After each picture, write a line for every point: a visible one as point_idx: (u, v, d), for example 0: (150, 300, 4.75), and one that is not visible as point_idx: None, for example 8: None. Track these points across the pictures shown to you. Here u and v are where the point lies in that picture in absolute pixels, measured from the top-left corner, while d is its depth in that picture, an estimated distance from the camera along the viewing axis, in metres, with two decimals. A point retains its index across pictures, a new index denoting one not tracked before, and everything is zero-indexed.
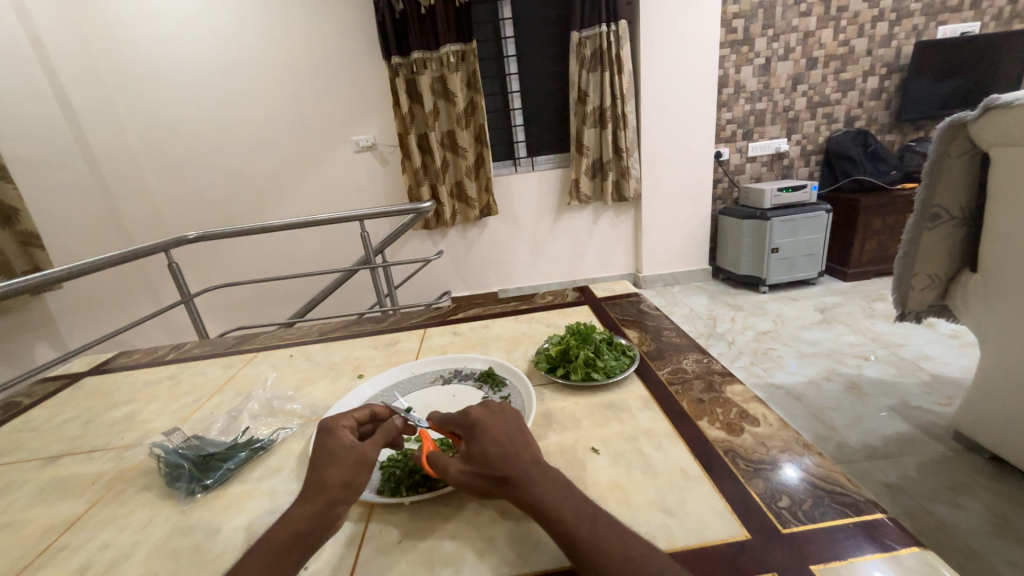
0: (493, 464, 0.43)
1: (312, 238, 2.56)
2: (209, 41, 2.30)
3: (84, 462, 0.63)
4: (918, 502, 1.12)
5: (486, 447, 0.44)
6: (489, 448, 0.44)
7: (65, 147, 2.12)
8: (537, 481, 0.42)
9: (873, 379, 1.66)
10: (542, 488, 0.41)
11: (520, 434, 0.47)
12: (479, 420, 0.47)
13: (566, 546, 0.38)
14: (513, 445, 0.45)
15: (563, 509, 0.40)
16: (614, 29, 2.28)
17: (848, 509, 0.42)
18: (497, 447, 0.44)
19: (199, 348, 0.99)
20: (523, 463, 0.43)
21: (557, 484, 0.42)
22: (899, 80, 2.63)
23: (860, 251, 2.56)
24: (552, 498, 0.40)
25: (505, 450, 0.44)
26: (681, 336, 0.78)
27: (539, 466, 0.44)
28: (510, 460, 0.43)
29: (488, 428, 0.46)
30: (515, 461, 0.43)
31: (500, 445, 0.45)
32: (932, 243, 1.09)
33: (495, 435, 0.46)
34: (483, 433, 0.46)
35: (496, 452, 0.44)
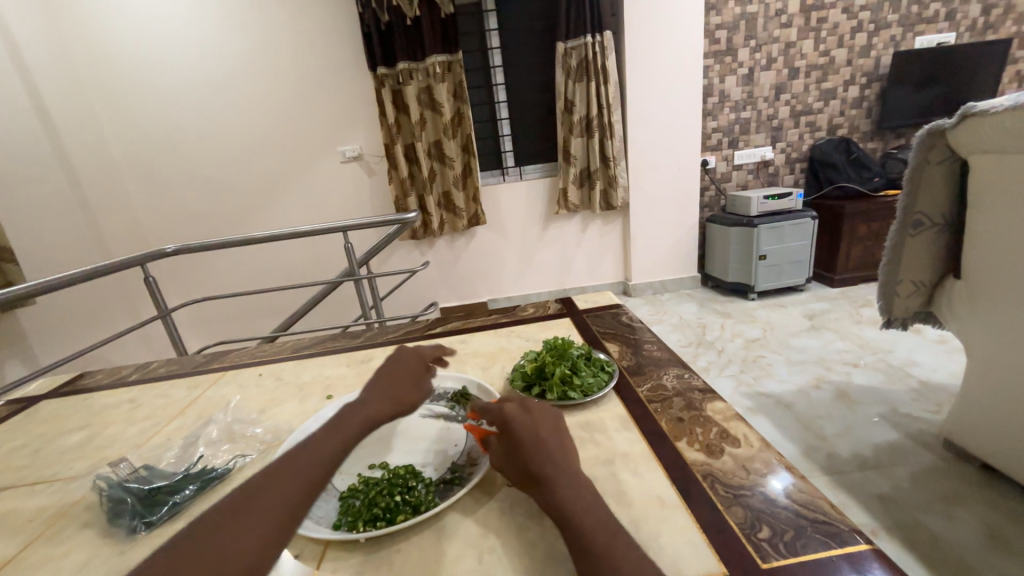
0: (522, 459, 0.44)
1: (297, 250, 2.51)
2: (191, 52, 2.27)
3: (26, 497, 0.58)
4: (911, 514, 1.10)
5: (517, 440, 0.46)
6: (518, 441, 0.46)
7: (43, 159, 2.07)
8: (561, 483, 0.42)
9: (862, 386, 1.65)
10: (566, 490, 0.41)
11: (554, 434, 0.47)
12: (510, 413, 0.48)
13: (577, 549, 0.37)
14: (542, 444, 0.45)
15: (583, 518, 0.39)
16: (599, 40, 2.29)
17: (831, 539, 0.39)
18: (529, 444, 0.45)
19: (166, 367, 0.95)
20: (548, 463, 0.43)
21: (581, 490, 0.41)
22: (879, 89, 2.67)
23: (847, 257, 2.58)
24: (569, 496, 0.40)
25: (535, 446, 0.45)
26: (662, 350, 0.75)
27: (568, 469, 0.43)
28: (534, 460, 0.44)
29: (521, 419, 0.48)
30: (542, 460, 0.43)
31: (532, 440, 0.45)
32: (916, 249, 1.08)
33: (529, 431, 0.46)
34: (517, 425, 0.47)
35: (525, 445, 0.45)
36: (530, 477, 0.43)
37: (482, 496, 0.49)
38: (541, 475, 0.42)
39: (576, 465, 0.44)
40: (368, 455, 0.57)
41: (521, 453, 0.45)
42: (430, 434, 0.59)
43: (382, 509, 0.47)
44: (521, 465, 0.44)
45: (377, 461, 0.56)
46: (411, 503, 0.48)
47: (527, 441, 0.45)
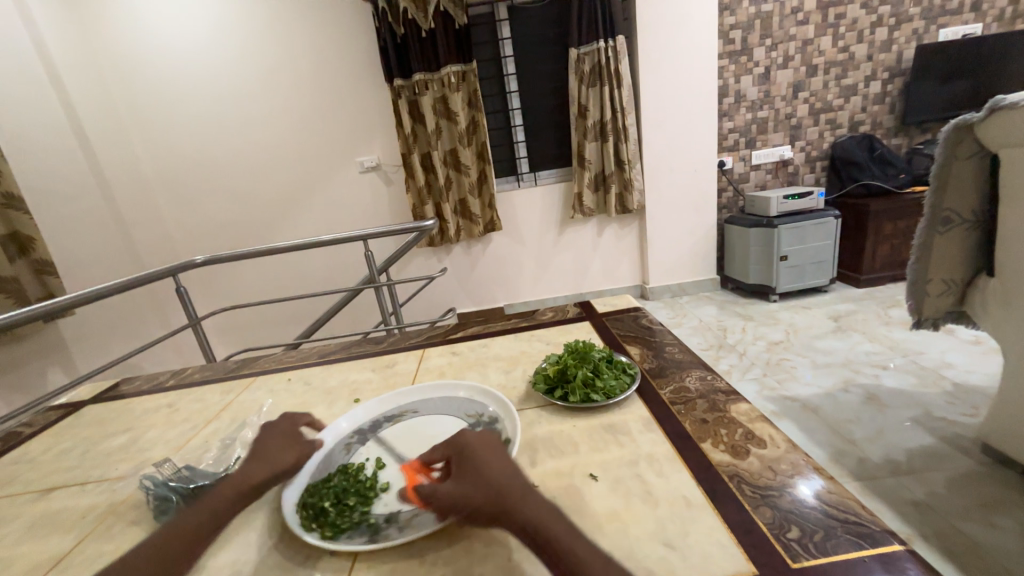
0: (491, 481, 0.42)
1: (318, 259, 2.58)
2: (217, 70, 2.37)
3: (76, 495, 0.62)
4: (947, 520, 1.07)
5: (476, 470, 0.44)
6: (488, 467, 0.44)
7: (80, 176, 2.18)
8: (530, 504, 0.40)
9: (892, 389, 1.61)
10: (536, 510, 0.40)
11: (508, 462, 0.45)
12: (469, 443, 0.47)
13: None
14: (502, 472, 0.43)
15: (574, 545, 0.37)
16: (612, 44, 2.30)
17: (863, 540, 0.39)
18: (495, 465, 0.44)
19: (200, 373, 0.99)
20: (511, 489, 0.41)
21: (555, 513, 0.40)
22: (902, 84, 2.61)
23: (872, 256, 2.51)
24: (537, 515, 0.39)
25: (497, 474, 0.43)
26: (684, 353, 0.75)
27: (528, 493, 0.41)
28: (498, 486, 0.41)
29: (478, 449, 0.46)
30: (507, 485, 0.42)
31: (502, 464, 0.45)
32: (946, 247, 1.05)
33: (488, 460, 0.45)
34: (475, 457, 0.45)
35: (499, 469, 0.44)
36: (496, 503, 0.40)
37: None
38: (507, 501, 0.40)
39: (537, 492, 0.42)
40: (400, 449, 0.59)
41: (481, 481, 0.42)
42: None
43: (335, 516, 0.49)
44: (488, 485, 0.42)
45: (398, 460, 0.57)
46: (360, 525, 0.48)
47: (487, 468, 0.44)
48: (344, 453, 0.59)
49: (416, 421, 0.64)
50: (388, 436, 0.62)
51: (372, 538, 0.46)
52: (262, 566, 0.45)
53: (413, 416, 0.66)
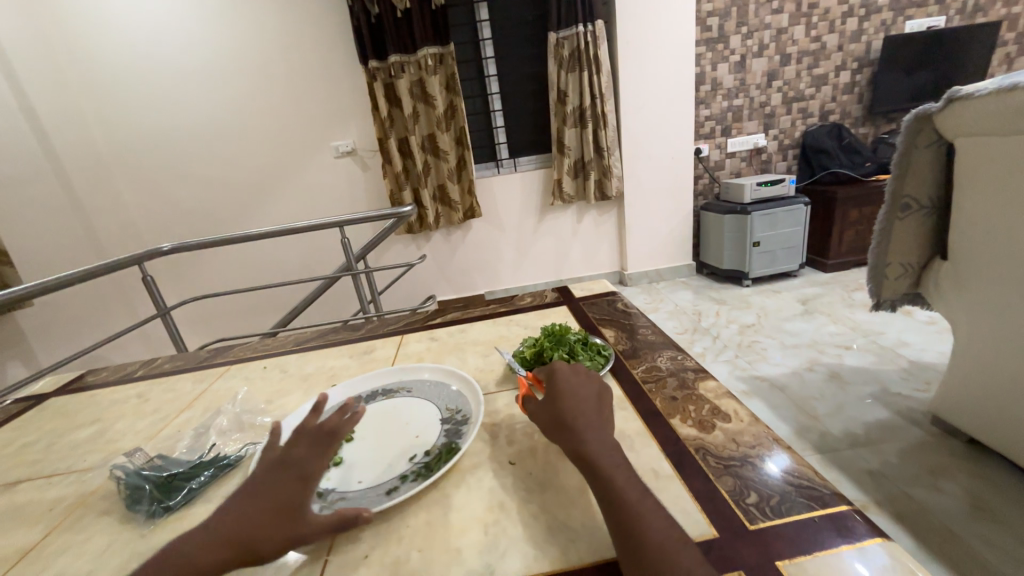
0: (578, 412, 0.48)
1: (293, 246, 2.52)
2: (180, 47, 2.25)
3: (43, 488, 0.60)
4: (899, 487, 1.14)
5: (560, 393, 0.50)
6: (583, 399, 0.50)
7: (33, 160, 2.06)
8: (591, 435, 0.45)
9: (853, 368, 1.69)
10: (593, 441, 0.44)
11: (594, 393, 0.51)
12: (560, 370, 0.53)
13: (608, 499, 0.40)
14: (582, 400, 0.49)
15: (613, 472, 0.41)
16: (591, 29, 2.28)
17: (815, 502, 0.42)
18: (583, 398, 0.50)
19: (171, 363, 0.97)
20: (582, 416, 0.47)
21: (608, 445, 0.44)
22: (870, 74, 2.69)
23: (839, 242, 2.61)
24: (590, 444, 0.44)
25: (574, 400, 0.49)
26: (657, 334, 0.78)
27: (594, 425, 0.46)
28: (569, 412, 0.48)
29: (569, 377, 0.53)
30: (578, 413, 0.47)
31: (594, 399, 0.50)
32: (904, 232, 1.10)
33: (573, 388, 0.51)
34: (562, 381, 0.52)
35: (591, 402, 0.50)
36: (562, 423, 0.47)
37: (485, 474, 0.51)
38: (572, 424, 0.46)
39: (606, 423, 0.47)
40: (375, 427, 0.60)
41: (559, 402, 0.49)
42: (398, 451, 0.55)
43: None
44: (560, 415, 0.48)
45: (367, 436, 0.58)
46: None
47: (568, 394, 0.50)
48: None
49: (407, 403, 0.64)
50: (375, 408, 0.64)
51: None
52: None
53: (404, 394, 0.66)
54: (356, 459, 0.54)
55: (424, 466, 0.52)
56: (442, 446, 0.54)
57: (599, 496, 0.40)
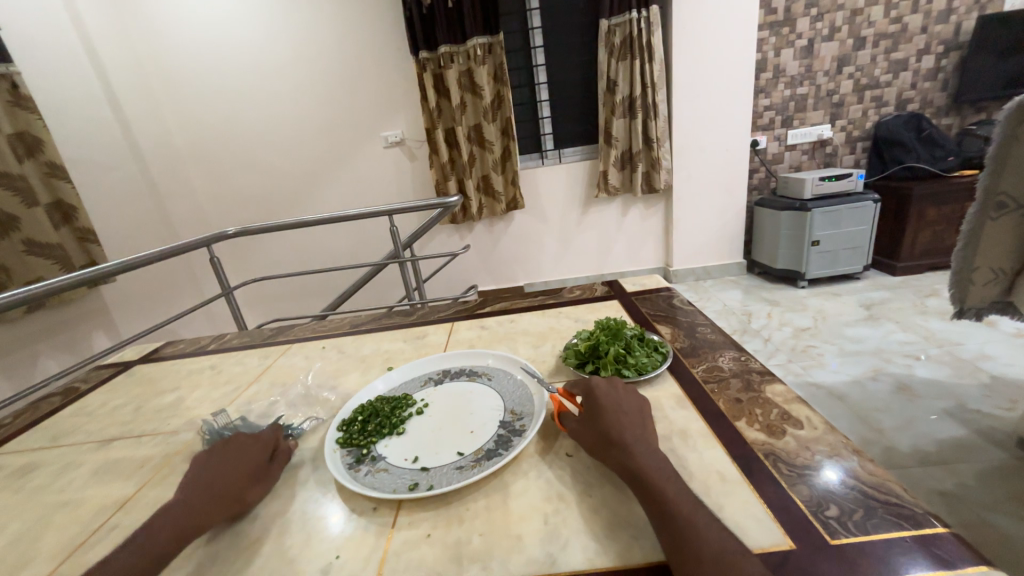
0: (622, 422, 0.49)
1: (343, 233, 2.62)
2: (245, 42, 2.37)
3: (134, 447, 0.66)
4: (977, 513, 1.05)
5: (602, 410, 0.50)
6: (625, 409, 0.51)
7: (117, 148, 2.24)
8: (639, 450, 0.44)
9: (925, 380, 1.56)
10: (643, 456, 0.44)
11: (634, 409, 0.51)
12: (597, 386, 0.54)
13: (661, 513, 0.38)
14: (624, 415, 0.49)
15: (665, 486, 0.40)
16: (645, 15, 2.20)
17: (904, 522, 0.39)
18: (625, 412, 0.50)
19: (238, 339, 1.03)
20: (627, 430, 0.47)
21: (659, 460, 0.43)
22: (958, 59, 2.43)
23: (912, 243, 2.40)
24: (641, 459, 0.43)
25: (616, 417, 0.49)
26: (716, 333, 0.74)
27: (642, 440, 0.46)
28: (613, 427, 0.48)
29: (606, 393, 0.53)
30: (622, 428, 0.47)
31: (637, 411, 0.51)
32: (998, 235, 0.97)
33: (613, 404, 0.51)
34: (599, 397, 0.52)
35: (633, 413, 0.51)
36: (608, 440, 0.46)
37: (543, 464, 0.51)
38: (619, 438, 0.46)
39: (650, 436, 0.47)
40: (444, 410, 0.61)
41: (602, 419, 0.49)
42: (449, 439, 0.55)
43: (355, 432, 0.58)
44: (603, 429, 0.48)
45: (434, 416, 0.60)
46: (360, 445, 0.56)
47: (610, 410, 0.50)
48: (418, 385, 0.69)
49: (480, 391, 0.65)
50: (454, 388, 0.66)
51: (352, 460, 0.54)
52: (308, 516, 0.47)
53: (481, 382, 0.67)
54: (415, 436, 0.57)
55: (466, 463, 0.51)
56: (490, 448, 0.52)
57: (651, 509, 0.39)
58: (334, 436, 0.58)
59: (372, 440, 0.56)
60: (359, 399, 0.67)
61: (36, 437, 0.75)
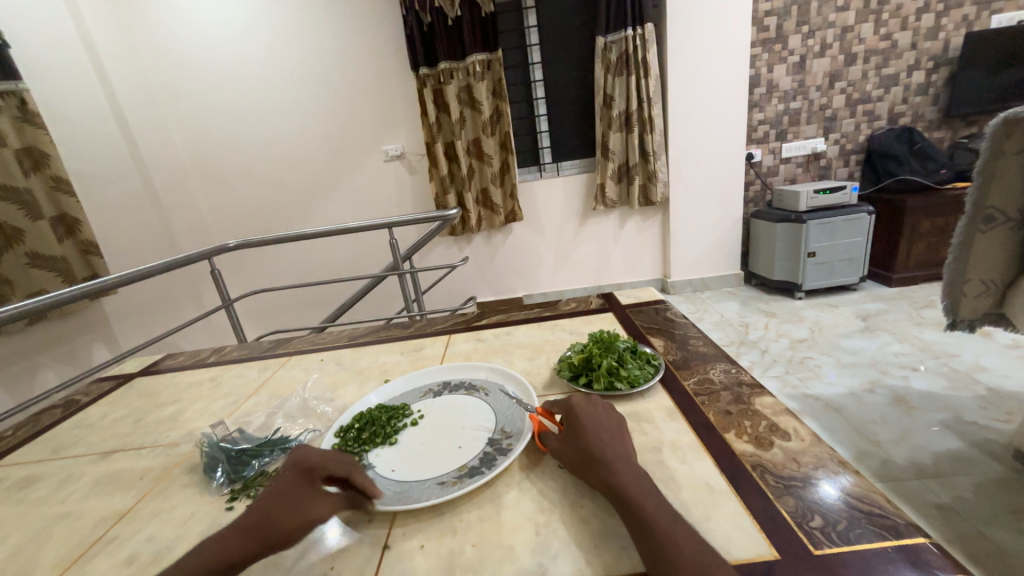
0: (598, 439, 0.49)
1: (342, 245, 2.64)
2: (250, 58, 2.42)
3: (134, 458, 0.67)
4: (974, 526, 1.05)
5: (582, 428, 0.51)
6: (601, 426, 0.51)
7: (123, 162, 2.28)
8: (618, 466, 0.45)
9: (921, 391, 1.57)
10: (623, 473, 0.45)
11: (613, 426, 0.52)
12: (577, 404, 0.55)
13: (639, 528, 0.39)
14: (603, 433, 0.50)
15: (644, 501, 0.41)
16: (640, 33, 2.26)
17: (887, 532, 0.40)
18: (602, 429, 0.51)
19: (238, 351, 1.04)
20: (607, 447, 0.48)
21: (640, 476, 0.44)
22: (948, 74, 2.48)
23: (907, 255, 2.42)
24: (621, 475, 0.44)
25: (597, 434, 0.50)
26: (708, 346, 0.76)
27: (623, 457, 0.47)
28: (594, 444, 0.48)
29: (588, 410, 0.54)
30: (603, 445, 0.48)
31: (613, 428, 0.52)
32: (989, 247, 0.98)
33: (593, 422, 0.52)
34: (580, 415, 0.53)
35: (609, 430, 0.51)
36: (590, 457, 0.47)
37: (536, 476, 0.52)
38: (599, 456, 0.47)
39: (629, 451, 0.48)
40: (438, 423, 0.62)
41: (582, 436, 0.50)
42: (436, 454, 0.56)
43: (350, 439, 0.60)
44: (583, 447, 0.49)
45: (428, 429, 0.61)
46: (353, 452, 0.58)
47: (591, 428, 0.51)
48: (417, 396, 0.70)
49: (475, 405, 0.65)
50: (450, 401, 0.67)
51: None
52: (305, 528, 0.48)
53: (475, 397, 0.68)
54: (406, 447, 0.58)
55: (449, 479, 0.51)
56: (473, 466, 0.53)
57: (630, 524, 0.40)
58: (331, 442, 0.60)
59: (365, 449, 0.58)
60: (356, 409, 0.68)
61: (36, 450, 0.76)
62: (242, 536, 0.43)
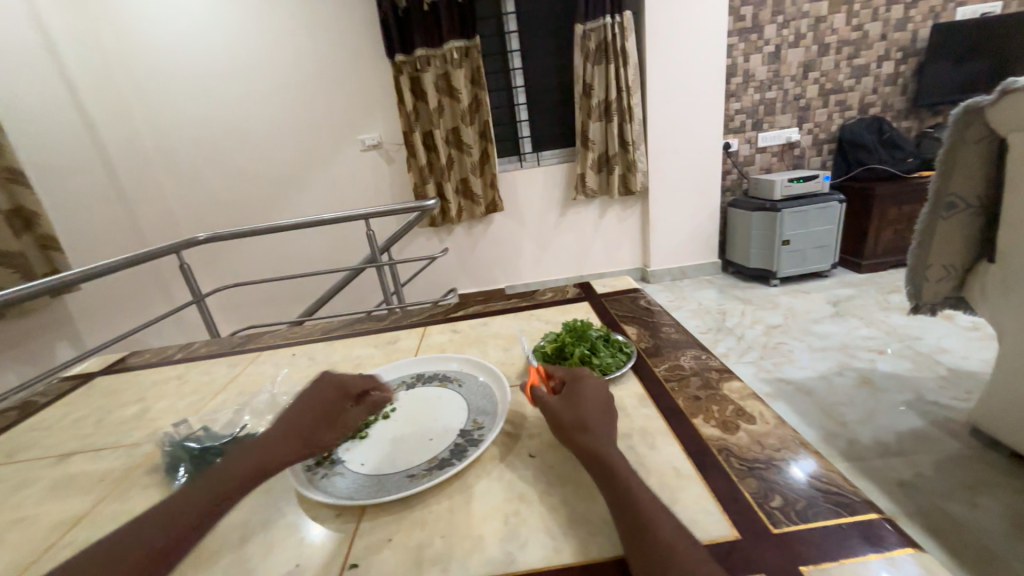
0: (593, 411, 0.49)
1: (319, 237, 2.58)
2: (217, 42, 2.32)
3: (93, 460, 0.64)
4: (934, 501, 1.10)
5: (581, 399, 0.51)
6: (598, 399, 0.51)
7: (83, 152, 2.16)
8: (606, 443, 0.45)
9: (886, 373, 1.63)
10: (612, 450, 0.44)
11: (608, 405, 0.52)
12: (583, 377, 0.55)
13: (621, 502, 0.39)
14: (599, 408, 0.50)
15: (629, 479, 0.41)
16: (619, 21, 2.24)
17: (842, 509, 0.41)
18: (599, 404, 0.51)
19: (206, 347, 1.01)
20: (600, 422, 0.48)
21: (624, 455, 0.44)
22: (915, 65, 2.55)
23: (875, 242, 2.50)
24: (610, 451, 0.44)
25: (594, 408, 0.50)
26: (680, 332, 0.77)
27: (611, 435, 0.47)
28: (590, 419, 0.48)
29: (591, 385, 0.54)
30: (596, 421, 0.48)
31: (607, 405, 0.51)
32: (948, 234, 1.02)
33: (591, 395, 0.52)
34: (583, 386, 0.53)
35: (605, 405, 0.51)
36: (584, 426, 0.47)
37: (507, 466, 0.52)
38: (591, 429, 0.46)
39: (615, 432, 0.48)
40: (411, 416, 0.62)
41: (582, 406, 0.50)
42: (407, 447, 0.55)
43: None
44: (579, 415, 0.48)
45: (400, 421, 0.61)
46: None
47: (589, 401, 0.50)
48: (390, 388, 0.70)
49: (449, 397, 0.65)
50: (423, 393, 0.67)
51: (311, 462, 0.54)
52: (270, 527, 0.47)
53: (448, 388, 0.67)
54: (377, 440, 0.57)
55: (418, 471, 0.51)
56: (443, 458, 0.52)
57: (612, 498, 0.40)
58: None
59: (335, 443, 0.57)
60: None
61: None
62: (215, 482, 0.42)
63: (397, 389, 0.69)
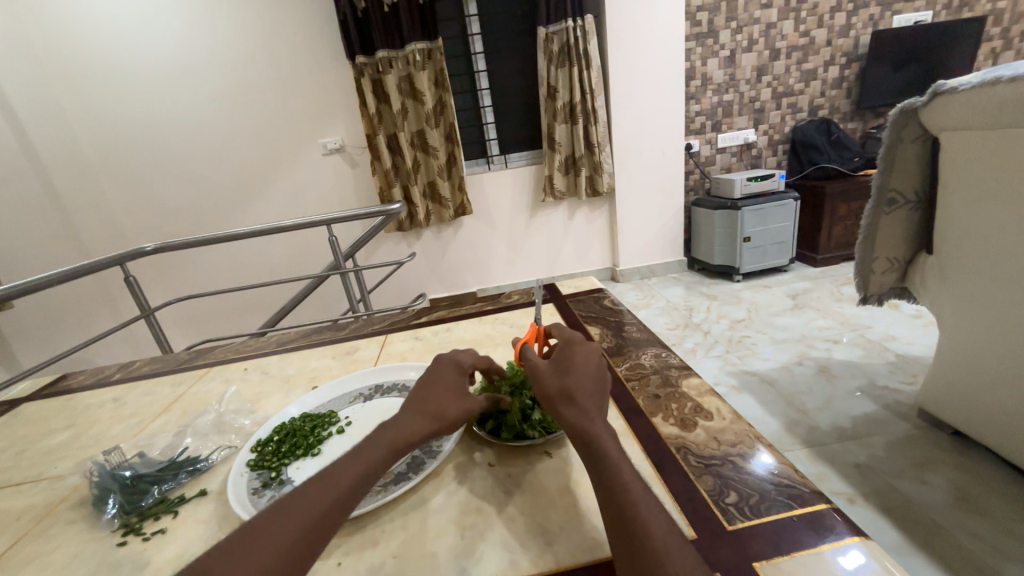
0: (584, 384, 0.46)
1: (281, 244, 2.49)
2: (162, 42, 2.20)
3: (11, 497, 0.59)
4: (887, 481, 1.15)
5: (572, 365, 0.47)
6: (590, 372, 0.47)
7: (12, 158, 2.01)
8: (596, 420, 0.43)
9: (841, 361, 1.71)
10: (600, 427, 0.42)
11: (601, 375, 0.48)
12: (577, 343, 0.50)
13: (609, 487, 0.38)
14: (592, 378, 0.47)
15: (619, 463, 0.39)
16: (581, 24, 2.26)
17: (793, 501, 0.41)
18: (593, 376, 0.47)
19: (150, 366, 0.94)
20: (592, 392, 0.45)
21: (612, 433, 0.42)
22: (858, 69, 2.70)
23: (828, 237, 2.63)
24: (597, 429, 0.42)
25: (586, 376, 0.46)
26: (642, 331, 0.77)
27: (601, 409, 0.44)
28: (581, 388, 0.45)
29: (585, 350, 0.50)
30: (587, 391, 0.45)
31: (600, 378, 0.48)
32: (891, 227, 1.07)
33: (584, 363, 0.48)
34: (575, 349, 0.49)
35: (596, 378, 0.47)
36: (571, 397, 0.44)
37: (465, 477, 0.50)
38: (580, 401, 0.44)
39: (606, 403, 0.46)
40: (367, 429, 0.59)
41: (571, 374, 0.46)
42: None
43: (267, 453, 0.55)
44: (566, 384, 0.45)
45: (355, 436, 0.58)
46: (270, 467, 0.53)
47: (581, 368, 0.47)
48: (346, 402, 0.67)
49: None
50: (380, 405, 0.64)
51: (258, 484, 0.51)
52: None
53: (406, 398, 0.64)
54: (329, 456, 0.54)
55: (371, 488, 0.48)
56: (399, 472, 0.50)
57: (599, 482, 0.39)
58: (245, 458, 0.55)
59: (283, 462, 0.53)
60: (277, 421, 0.63)
61: None
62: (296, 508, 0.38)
63: (353, 403, 0.66)
